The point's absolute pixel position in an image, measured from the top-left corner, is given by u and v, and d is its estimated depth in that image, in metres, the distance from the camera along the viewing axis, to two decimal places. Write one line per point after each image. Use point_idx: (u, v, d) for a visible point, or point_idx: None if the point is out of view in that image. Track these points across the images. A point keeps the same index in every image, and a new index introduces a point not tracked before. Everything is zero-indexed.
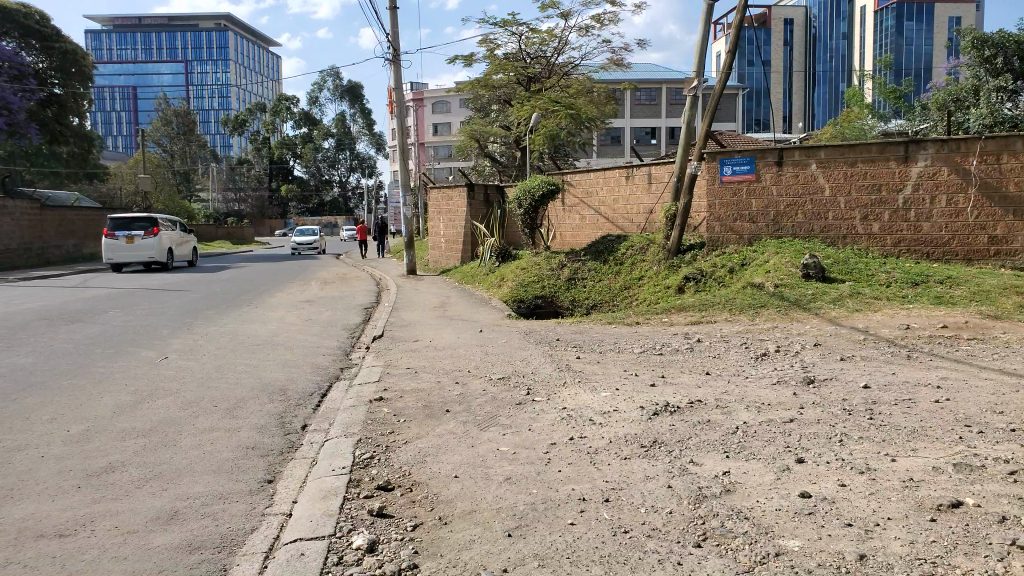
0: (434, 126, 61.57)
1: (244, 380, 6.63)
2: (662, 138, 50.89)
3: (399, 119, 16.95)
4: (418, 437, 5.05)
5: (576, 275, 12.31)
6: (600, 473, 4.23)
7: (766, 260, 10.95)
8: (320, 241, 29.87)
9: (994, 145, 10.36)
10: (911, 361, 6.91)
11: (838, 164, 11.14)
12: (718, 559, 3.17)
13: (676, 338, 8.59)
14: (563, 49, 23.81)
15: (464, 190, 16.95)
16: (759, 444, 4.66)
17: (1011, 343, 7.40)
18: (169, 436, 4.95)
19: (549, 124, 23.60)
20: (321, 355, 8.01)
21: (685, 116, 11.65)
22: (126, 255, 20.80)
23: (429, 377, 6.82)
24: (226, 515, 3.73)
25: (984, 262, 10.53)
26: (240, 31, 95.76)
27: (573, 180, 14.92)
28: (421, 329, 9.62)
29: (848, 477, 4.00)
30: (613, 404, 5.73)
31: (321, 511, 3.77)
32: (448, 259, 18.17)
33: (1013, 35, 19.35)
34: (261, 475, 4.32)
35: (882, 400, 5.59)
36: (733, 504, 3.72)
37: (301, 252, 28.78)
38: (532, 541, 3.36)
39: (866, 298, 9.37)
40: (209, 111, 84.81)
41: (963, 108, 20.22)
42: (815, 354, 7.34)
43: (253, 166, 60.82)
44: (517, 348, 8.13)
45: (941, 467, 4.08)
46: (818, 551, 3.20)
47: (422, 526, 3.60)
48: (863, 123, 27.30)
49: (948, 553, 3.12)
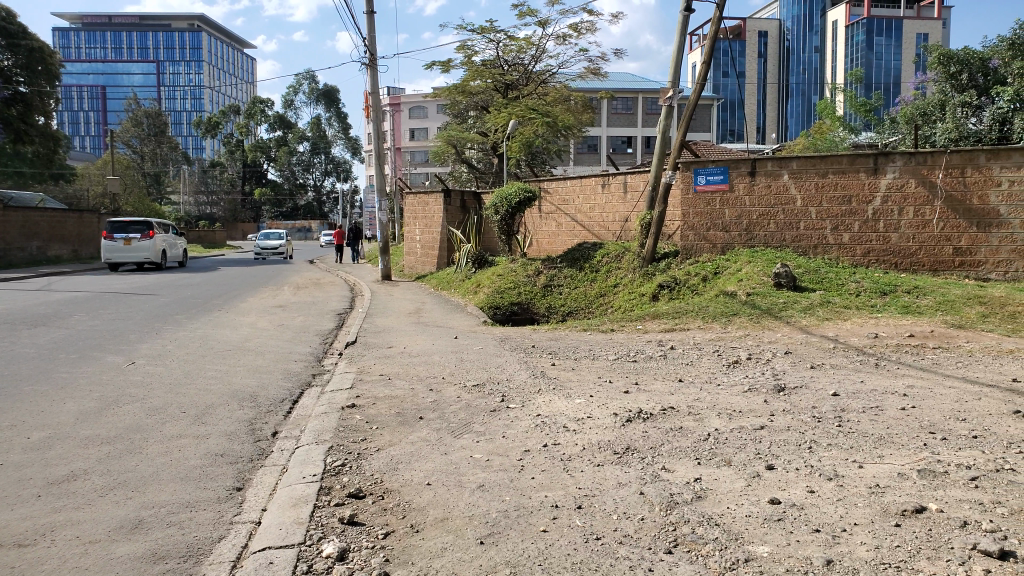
0: (411, 132, 61.56)
1: (213, 386, 6.54)
2: (638, 147, 51.24)
3: (376, 124, 16.84)
4: (390, 444, 5.03)
5: (552, 282, 12.34)
6: (573, 480, 4.23)
7: (739, 269, 11.07)
8: (288, 247, 29.59)
9: (959, 159, 10.57)
10: (879, 369, 7.02)
11: (809, 175, 11.30)
12: (689, 565, 3.20)
13: (649, 345, 8.65)
14: (541, 57, 23.99)
15: (441, 196, 16.91)
16: (730, 450, 4.70)
17: (974, 351, 7.57)
18: (135, 444, 4.88)
19: (526, 131, 23.38)
20: (293, 362, 7.95)
21: (660, 126, 11.74)
22: (123, 256, 22.03)
23: (403, 384, 6.78)
24: (193, 523, 3.68)
25: (949, 273, 10.74)
26: (215, 32, 95.10)
27: (550, 187, 14.94)
28: (396, 335, 9.58)
29: (817, 484, 4.05)
30: (587, 411, 5.76)
31: (291, 519, 3.74)
32: (424, 265, 18.12)
33: (978, 51, 19.90)
34: (230, 482, 4.28)
35: (851, 408, 5.66)
36: (703, 511, 3.75)
37: (268, 256, 28.52)
38: (504, 549, 3.36)
39: (836, 307, 9.51)
40: (181, 113, 83.94)
41: (930, 122, 20.68)
42: (786, 362, 7.43)
43: (226, 168, 60.19)
44: (492, 355, 8.13)
45: (907, 473, 4.15)
46: (786, 557, 3.23)
47: (393, 534, 3.59)
48: (835, 135, 27.86)
49: (912, 557, 3.18)
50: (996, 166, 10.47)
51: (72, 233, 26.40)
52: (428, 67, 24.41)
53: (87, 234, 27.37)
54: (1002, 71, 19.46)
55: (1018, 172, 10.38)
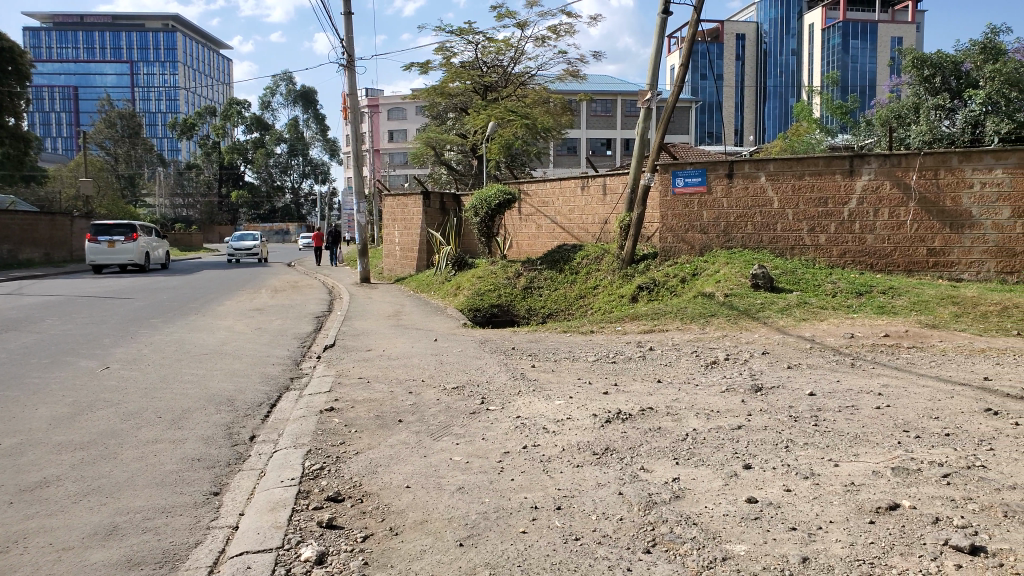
0: (389, 134, 61.38)
1: (189, 390, 6.48)
2: (617, 149, 51.51)
3: (354, 126, 16.74)
4: (369, 448, 5.02)
5: (532, 284, 12.38)
6: (552, 481, 4.26)
7: (717, 270, 11.16)
8: (263, 249, 29.18)
9: (933, 161, 10.72)
10: (855, 369, 7.12)
11: (786, 177, 11.43)
12: (667, 564, 3.22)
13: (629, 346, 8.71)
14: (519, 59, 24.02)
15: (420, 198, 16.87)
16: (708, 450, 4.75)
17: (947, 350, 7.69)
18: (110, 449, 4.83)
19: (505, 133, 23.34)
20: (271, 365, 7.90)
21: (639, 128, 11.81)
22: (106, 258, 22.25)
23: (383, 387, 6.76)
24: (170, 528, 3.65)
25: (923, 273, 10.89)
26: (191, 34, 94.24)
27: (529, 189, 14.96)
28: (375, 338, 9.55)
29: (793, 482, 4.11)
30: (567, 412, 5.78)
31: (269, 523, 3.72)
32: (404, 268, 18.08)
33: (950, 55, 19.98)
34: (207, 487, 4.25)
35: (827, 407, 5.73)
36: (682, 510, 3.79)
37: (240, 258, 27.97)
38: (483, 550, 3.37)
39: (813, 308, 9.63)
40: (157, 115, 83.03)
41: (904, 124, 20.98)
42: (763, 362, 7.51)
43: (202, 171, 59.60)
44: (472, 357, 8.13)
45: (881, 471, 4.22)
46: (763, 555, 3.27)
47: (372, 537, 3.59)
48: (812, 137, 28.21)
49: (886, 553, 3.23)
50: (968, 168, 10.61)
51: (44, 236, 26.01)
52: (406, 68, 24.32)
53: (59, 237, 26.99)
54: (974, 74, 19.74)
55: (989, 174, 10.52)
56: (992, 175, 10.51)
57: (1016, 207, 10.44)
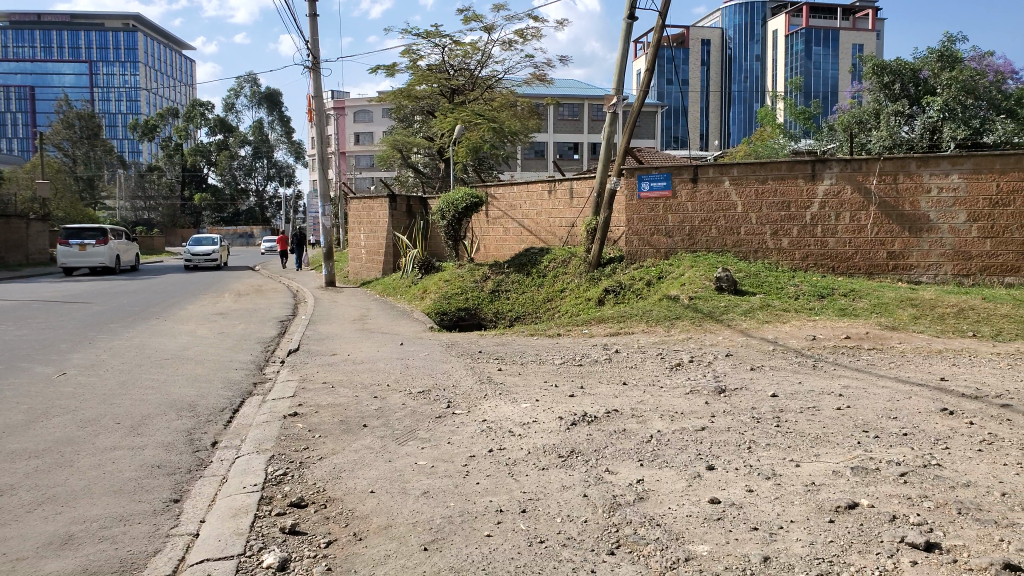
0: (356, 135, 60.98)
1: (149, 396, 6.37)
2: (584, 153, 51.83)
3: (319, 128, 16.59)
4: (333, 452, 4.98)
5: (499, 287, 12.38)
6: (517, 484, 4.27)
7: (681, 273, 11.28)
8: (223, 252, 27.77)
9: (892, 166, 10.96)
10: (816, 370, 7.26)
11: (749, 181, 11.61)
12: (630, 565, 3.26)
13: (595, 349, 8.77)
14: (487, 62, 24.06)
15: (386, 201, 16.80)
16: (671, 451, 4.80)
17: (906, 352, 7.88)
18: (65, 457, 4.73)
19: (472, 137, 23.32)
20: (234, 370, 7.80)
21: (605, 132, 11.89)
22: (77, 261, 22.68)
23: (347, 392, 6.71)
24: (128, 537, 3.59)
25: (883, 276, 11.14)
26: (153, 34, 92.73)
27: (496, 193, 14.95)
28: (340, 342, 9.48)
29: (755, 483, 4.17)
30: (532, 415, 5.80)
31: (230, 530, 3.68)
32: (370, 271, 17.97)
33: (909, 62, 20.64)
34: (167, 495, 4.18)
35: (789, 408, 5.84)
36: (646, 512, 3.83)
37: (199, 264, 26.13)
38: (448, 554, 3.37)
39: (776, 310, 9.78)
40: (117, 115, 81.49)
41: (865, 129, 21.22)
42: (726, 364, 7.62)
43: (164, 173, 58.59)
44: (438, 361, 8.11)
45: (840, 471, 4.31)
46: (725, 555, 3.32)
47: (336, 542, 3.56)
48: (775, 142, 28.66)
49: (844, 552, 3.30)
50: (926, 173, 10.86)
51: None
52: (373, 71, 24.23)
53: (14, 240, 26.34)
54: (931, 81, 20.39)
55: (945, 179, 10.78)
56: (949, 180, 10.77)
57: (971, 212, 10.72)
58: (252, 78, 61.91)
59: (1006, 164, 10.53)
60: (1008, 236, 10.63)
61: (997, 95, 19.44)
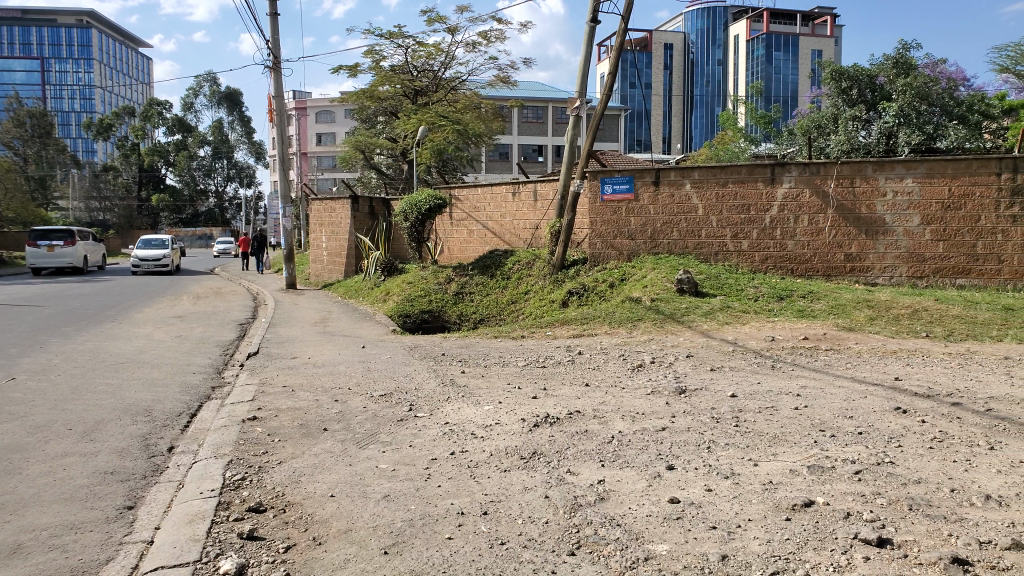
0: (318, 136, 60.38)
1: (104, 401, 6.24)
2: (549, 156, 52.06)
3: (280, 129, 16.41)
4: (292, 456, 4.94)
5: (463, 289, 12.36)
6: (479, 486, 4.27)
7: (643, 276, 11.39)
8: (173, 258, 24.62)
9: (849, 169, 11.21)
10: (775, 371, 7.39)
11: (710, 184, 11.78)
12: (591, 566, 3.28)
13: (558, 350, 8.82)
14: (450, 64, 24.07)
15: (348, 203, 16.69)
16: (632, 452, 4.85)
17: (862, 352, 8.06)
18: (15, 464, 4.61)
19: (436, 138, 23.25)
20: (192, 374, 7.68)
21: (569, 135, 11.96)
22: (46, 262, 22.51)
23: (307, 395, 6.66)
24: (79, 545, 3.51)
25: (841, 278, 11.38)
26: (108, 31, 90.64)
27: (459, 195, 14.92)
28: (300, 345, 9.39)
29: (714, 482, 4.24)
30: (495, 417, 5.81)
31: (186, 536, 3.62)
32: (331, 273, 17.83)
33: (866, 68, 21.03)
34: (120, 501, 4.10)
35: (747, 408, 5.94)
36: (606, 512, 3.86)
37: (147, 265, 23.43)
38: (408, 558, 3.36)
39: (735, 312, 9.94)
40: (71, 114, 79.45)
41: (824, 134, 21.64)
42: (687, 365, 7.73)
43: (120, 173, 57.24)
44: (400, 364, 8.07)
45: (797, 470, 4.39)
46: (684, 554, 3.37)
47: (295, 547, 3.53)
48: (736, 146, 29.06)
49: (800, 549, 3.36)
50: (881, 178, 11.13)
51: None
52: (335, 70, 24.03)
53: None
54: (887, 87, 20.82)
55: (900, 183, 11.05)
56: (904, 184, 11.04)
57: (925, 215, 11.00)
58: (211, 77, 60.98)
59: (957, 168, 10.82)
60: (960, 238, 10.93)
61: (950, 100, 19.87)
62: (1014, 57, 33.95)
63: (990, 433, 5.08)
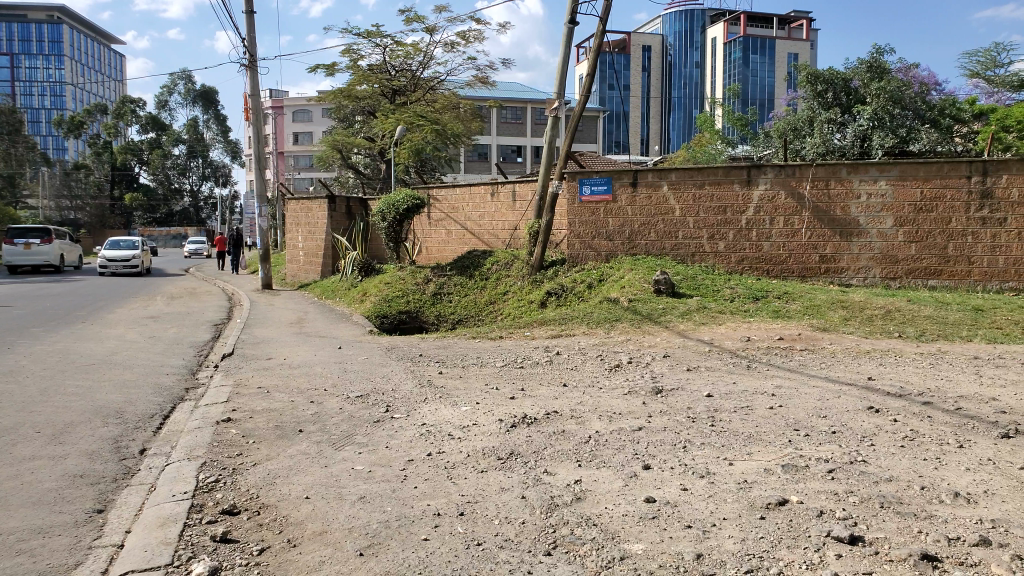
0: (295, 135, 59.93)
1: (74, 403, 6.14)
2: (528, 156, 52.12)
3: (257, 127, 16.25)
4: (267, 458, 4.89)
5: (441, 290, 12.32)
6: (455, 487, 4.26)
7: (621, 276, 11.44)
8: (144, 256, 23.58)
9: (824, 171, 11.34)
10: (750, 371, 7.45)
11: (687, 186, 11.86)
12: (567, 565, 3.29)
13: (536, 351, 8.84)
14: (428, 64, 24.04)
15: (325, 202, 16.59)
16: (609, 451, 4.87)
17: (836, 352, 8.15)
18: None
19: (414, 138, 23.19)
20: (165, 375, 7.58)
21: (547, 136, 11.97)
22: (22, 260, 22.12)
23: (283, 396, 6.61)
24: (46, 549, 3.46)
25: (816, 279, 11.51)
26: (80, 27, 89.20)
27: (438, 195, 14.89)
28: (276, 346, 9.32)
29: (689, 481, 4.27)
30: (473, 418, 5.81)
31: (158, 539, 3.58)
32: (308, 273, 17.71)
33: (841, 72, 21.26)
34: (89, 505, 4.04)
35: (723, 408, 5.99)
36: (583, 512, 3.87)
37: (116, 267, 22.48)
38: (384, 558, 3.36)
39: (711, 312, 10.00)
40: (41, 111, 78.05)
41: (800, 136, 21.85)
42: (664, 365, 7.77)
43: (92, 171, 56.26)
44: (377, 365, 8.03)
45: (772, 469, 4.44)
46: (659, 553, 3.39)
47: (269, 549, 3.50)
48: (713, 147, 29.28)
49: (774, 547, 3.40)
50: (855, 180, 11.27)
51: None
52: (312, 70, 23.88)
53: None
54: (862, 91, 21.07)
55: (874, 186, 11.20)
56: (877, 187, 11.19)
57: (898, 217, 11.16)
58: (186, 75, 60.33)
59: (929, 171, 10.99)
60: (932, 240, 11.10)
61: (923, 104, 20.19)
62: (985, 62, 34.62)
63: (960, 432, 5.17)
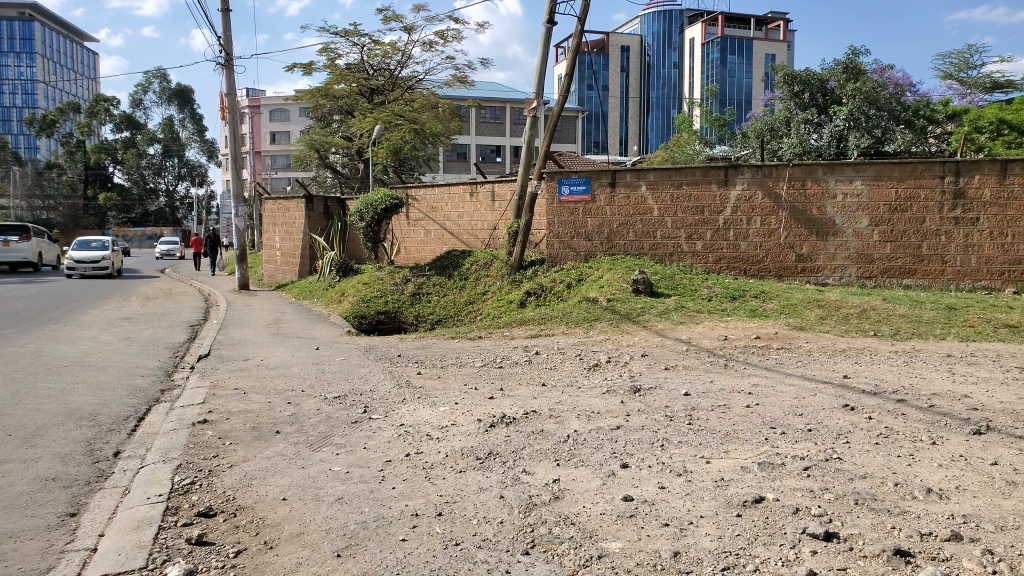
0: (272, 135, 59.52)
1: (46, 406, 6.05)
2: (507, 156, 52.22)
3: (233, 126, 16.11)
4: (244, 460, 4.86)
5: (420, 290, 12.30)
6: (434, 488, 4.26)
7: (600, 276, 11.48)
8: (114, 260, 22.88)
9: (801, 171, 11.46)
10: (727, 369, 7.52)
11: (665, 186, 11.93)
12: (545, 564, 3.30)
13: (516, 350, 8.85)
14: (407, 63, 23.99)
15: (303, 202, 16.49)
16: (587, 450, 4.90)
17: (812, 351, 8.24)
18: None
19: (392, 138, 23.10)
20: (140, 377, 7.51)
21: (526, 136, 11.98)
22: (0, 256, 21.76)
23: (260, 398, 6.58)
24: (18, 554, 3.42)
25: (792, 278, 11.63)
26: (53, 25, 87.82)
27: (416, 195, 14.86)
28: (253, 347, 9.26)
29: (667, 480, 4.30)
30: (451, 418, 5.81)
31: (132, 543, 3.55)
32: (285, 273, 17.59)
33: (817, 73, 21.48)
34: (62, 509, 3.99)
35: (700, 406, 6.04)
36: (561, 511, 3.89)
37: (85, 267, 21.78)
38: (362, 560, 3.35)
39: (689, 311, 10.08)
40: (12, 109, 76.77)
41: (777, 136, 22.06)
42: (642, 364, 7.81)
43: (65, 171, 55.36)
44: (355, 366, 8.00)
45: (748, 467, 4.48)
46: (637, 551, 3.41)
47: (245, 551, 3.48)
48: (692, 148, 29.45)
49: (750, 544, 3.43)
50: (831, 180, 11.40)
51: None
52: (289, 68, 23.74)
53: None
54: (838, 92, 21.29)
55: (849, 186, 11.34)
56: (852, 187, 11.33)
57: (873, 217, 11.31)
58: (161, 73, 59.63)
59: (903, 171, 11.14)
60: (906, 240, 11.26)
61: (897, 105, 20.45)
62: (958, 64, 35.23)
63: (932, 428, 5.25)
